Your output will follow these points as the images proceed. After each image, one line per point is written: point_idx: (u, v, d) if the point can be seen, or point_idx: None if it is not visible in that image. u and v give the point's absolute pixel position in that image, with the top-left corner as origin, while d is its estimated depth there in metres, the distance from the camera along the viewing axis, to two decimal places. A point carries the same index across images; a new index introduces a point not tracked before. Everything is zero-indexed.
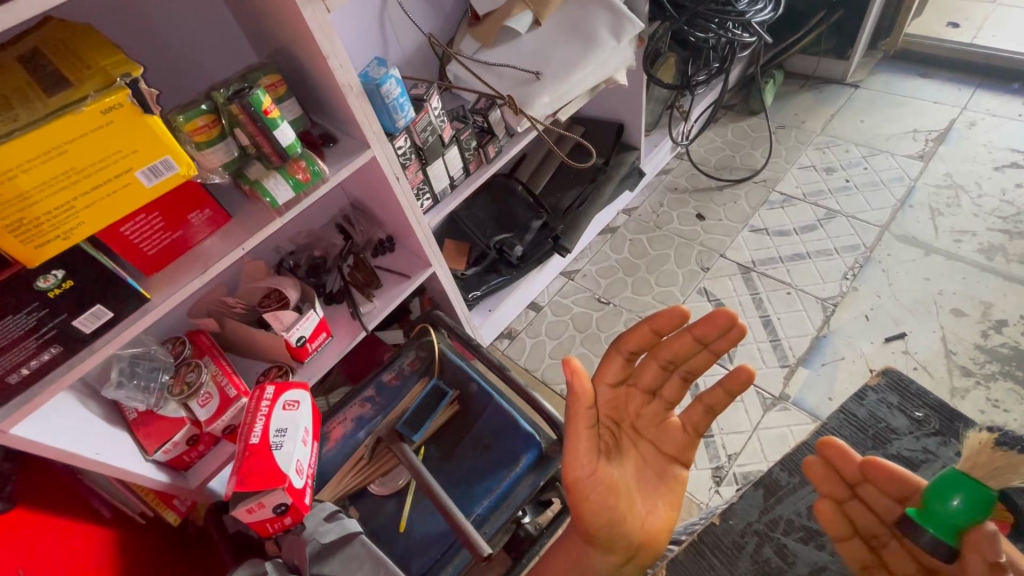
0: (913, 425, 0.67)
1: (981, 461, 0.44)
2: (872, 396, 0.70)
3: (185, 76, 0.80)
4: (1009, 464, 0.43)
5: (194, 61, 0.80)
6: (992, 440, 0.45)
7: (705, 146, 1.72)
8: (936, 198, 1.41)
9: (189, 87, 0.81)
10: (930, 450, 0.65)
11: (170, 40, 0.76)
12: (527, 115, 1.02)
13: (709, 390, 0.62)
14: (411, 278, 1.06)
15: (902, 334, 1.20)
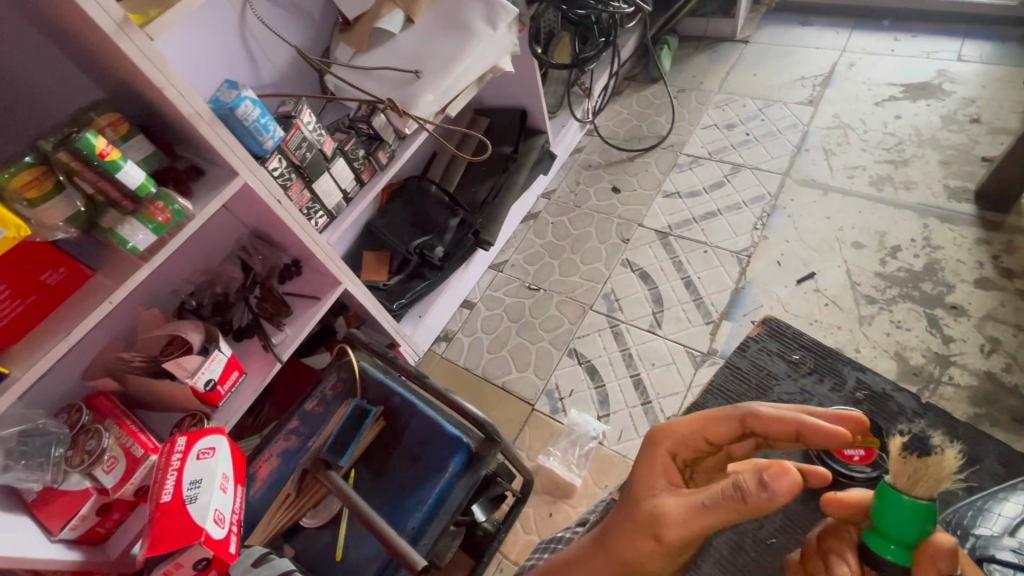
0: (792, 368, 0.67)
1: (904, 470, 0.40)
2: (755, 347, 0.71)
3: (11, 122, 0.73)
4: (921, 466, 0.39)
5: (19, 104, 0.73)
6: (902, 446, 0.41)
7: (612, 119, 1.74)
8: (828, 139, 1.48)
9: (20, 134, 0.74)
10: (806, 389, 0.66)
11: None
12: (412, 116, 1.00)
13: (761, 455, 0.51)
14: (321, 300, 1.03)
15: (812, 274, 1.26)
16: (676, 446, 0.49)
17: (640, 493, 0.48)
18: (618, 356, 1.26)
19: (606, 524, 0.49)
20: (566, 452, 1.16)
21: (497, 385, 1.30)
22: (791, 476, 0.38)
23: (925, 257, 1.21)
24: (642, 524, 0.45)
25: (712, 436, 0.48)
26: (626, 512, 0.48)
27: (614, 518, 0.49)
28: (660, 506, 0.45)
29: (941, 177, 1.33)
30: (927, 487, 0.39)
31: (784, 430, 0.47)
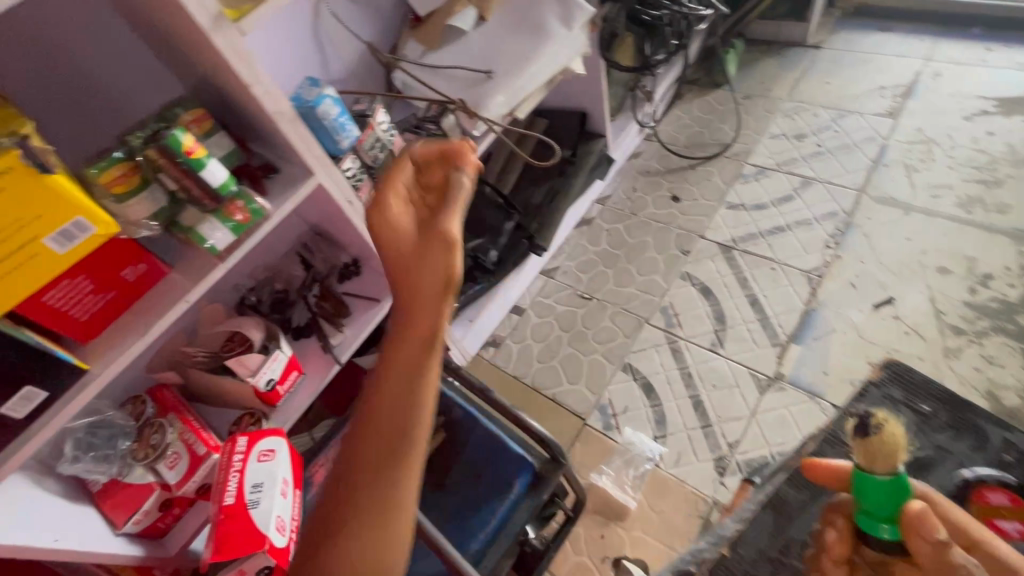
0: (921, 419, 0.75)
1: (869, 453, 0.61)
2: (876, 390, 0.79)
3: (97, 116, 0.73)
4: (875, 449, 0.61)
5: (106, 98, 0.73)
6: (862, 434, 0.62)
7: (672, 124, 1.68)
8: (910, 155, 1.39)
9: (106, 131, 0.74)
10: (941, 445, 0.73)
11: (86, 80, 0.71)
12: (483, 118, 0.96)
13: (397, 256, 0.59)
14: (381, 302, 1.01)
15: (891, 299, 1.18)
16: (388, 231, 0.59)
17: (412, 313, 0.57)
18: (677, 375, 1.21)
19: (391, 353, 0.57)
20: (619, 472, 1.12)
21: (547, 396, 1.26)
22: (474, 158, 0.59)
23: (1021, 288, 1.12)
24: (428, 300, 0.56)
25: (398, 218, 0.59)
26: (410, 287, 0.58)
27: (395, 340, 0.58)
28: (440, 232, 0.57)
29: None
30: (881, 462, 0.60)
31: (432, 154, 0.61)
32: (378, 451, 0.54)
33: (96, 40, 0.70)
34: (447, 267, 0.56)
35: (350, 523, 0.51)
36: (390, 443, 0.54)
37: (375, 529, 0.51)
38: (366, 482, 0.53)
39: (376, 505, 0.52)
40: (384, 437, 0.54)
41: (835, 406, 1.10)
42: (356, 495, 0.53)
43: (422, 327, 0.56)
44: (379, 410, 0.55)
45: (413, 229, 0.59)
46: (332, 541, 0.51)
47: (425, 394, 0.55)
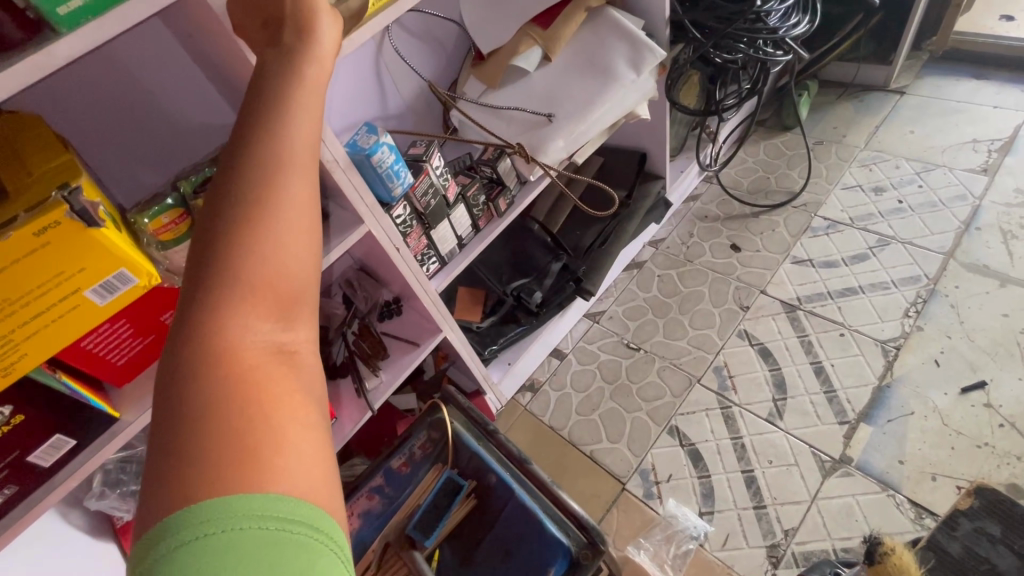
0: None
1: None
2: None
3: (175, 143, 0.76)
4: None
5: (181, 126, 0.75)
6: None
7: (735, 167, 1.59)
8: (1007, 219, 1.25)
9: (173, 161, 0.77)
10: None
11: (155, 116, 0.72)
12: (540, 163, 0.93)
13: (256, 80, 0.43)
14: (420, 346, 0.97)
15: (982, 383, 1.05)
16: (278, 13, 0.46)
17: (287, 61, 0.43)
18: (729, 445, 1.11)
19: (265, 85, 0.42)
20: (658, 548, 1.03)
21: (585, 453, 1.19)
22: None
23: None
24: (313, 77, 0.43)
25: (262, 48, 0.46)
26: (279, 60, 0.43)
27: (266, 75, 0.43)
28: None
29: None
30: None
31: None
32: (254, 159, 0.37)
33: (165, 77, 0.71)
34: (323, 34, 0.44)
35: (233, 292, 0.35)
36: (280, 159, 0.38)
37: (275, 294, 0.36)
38: (243, 255, 0.35)
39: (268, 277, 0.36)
40: (269, 150, 0.38)
41: (912, 502, 0.97)
42: (247, 230, 0.36)
43: (299, 77, 0.42)
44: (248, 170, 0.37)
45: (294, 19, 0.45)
46: (203, 365, 0.33)
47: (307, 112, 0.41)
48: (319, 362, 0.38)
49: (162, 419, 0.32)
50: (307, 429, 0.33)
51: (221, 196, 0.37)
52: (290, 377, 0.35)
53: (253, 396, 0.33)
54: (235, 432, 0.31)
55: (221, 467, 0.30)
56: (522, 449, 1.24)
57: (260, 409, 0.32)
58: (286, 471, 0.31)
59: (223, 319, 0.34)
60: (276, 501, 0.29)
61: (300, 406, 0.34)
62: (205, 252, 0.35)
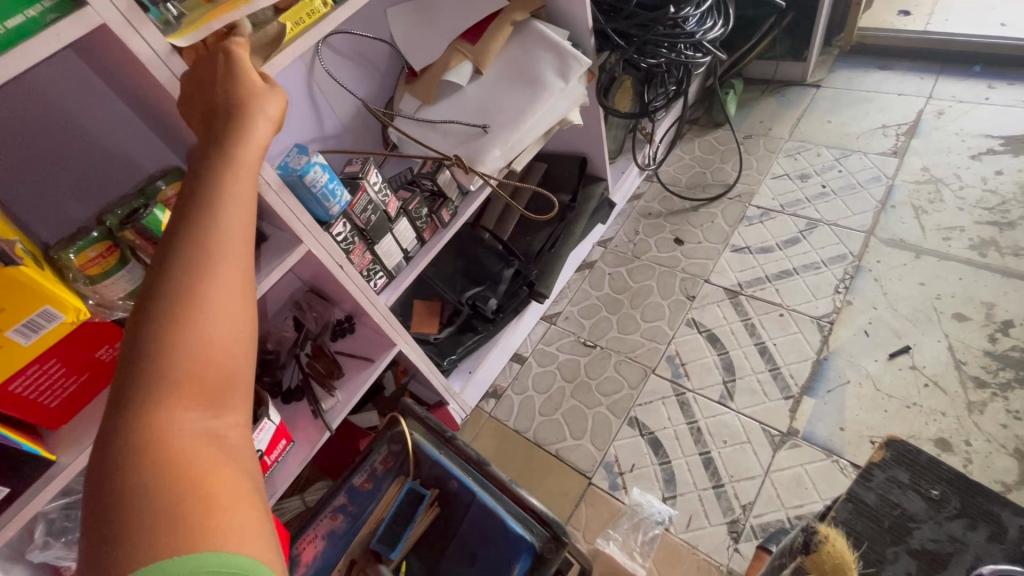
0: (932, 508, 0.61)
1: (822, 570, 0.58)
2: (880, 474, 0.65)
3: (105, 174, 0.75)
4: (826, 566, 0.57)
5: (107, 158, 0.74)
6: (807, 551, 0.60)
7: (673, 164, 1.67)
8: (918, 195, 1.36)
9: (104, 193, 0.76)
10: (955, 535, 0.60)
11: (80, 149, 0.71)
12: (478, 172, 0.95)
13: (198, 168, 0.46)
14: (374, 361, 0.97)
15: (907, 348, 1.13)
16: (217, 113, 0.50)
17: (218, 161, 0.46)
18: (685, 430, 1.16)
19: (200, 180, 0.45)
20: (627, 537, 1.05)
21: (551, 452, 1.21)
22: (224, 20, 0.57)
23: None
24: (247, 168, 0.46)
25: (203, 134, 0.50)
26: (212, 148, 0.47)
27: (201, 172, 0.46)
28: (255, 103, 0.50)
29: None
30: None
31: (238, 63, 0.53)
32: (187, 258, 0.40)
33: (89, 109, 0.70)
34: (256, 122, 0.49)
35: (166, 377, 0.37)
36: (213, 253, 0.41)
37: (202, 379, 0.38)
38: (173, 350, 0.37)
39: (196, 368, 0.38)
40: (203, 243, 0.41)
41: (854, 465, 1.04)
42: (179, 318, 0.38)
43: (233, 168, 0.46)
44: (180, 269, 0.40)
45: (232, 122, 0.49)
46: (136, 451, 0.35)
47: (238, 203, 0.44)
48: (251, 439, 0.40)
49: (94, 498, 0.34)
50: (243, 496, 0.35)
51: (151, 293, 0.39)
52: (219, 451, 0.37)
53: (181, 469, 0.34)
54: (166, 504, 0.32)
55: (153, 536, 0.31)
56: (488, 455, 1.25)
57: (191, 483, 0.34)
58: (219, 533, 0.32)
59: (152, 407, 0.36)
60: (213, 556, 0.31)
61: (234, 477, 0.36)
62: (136, 350, 0.38)
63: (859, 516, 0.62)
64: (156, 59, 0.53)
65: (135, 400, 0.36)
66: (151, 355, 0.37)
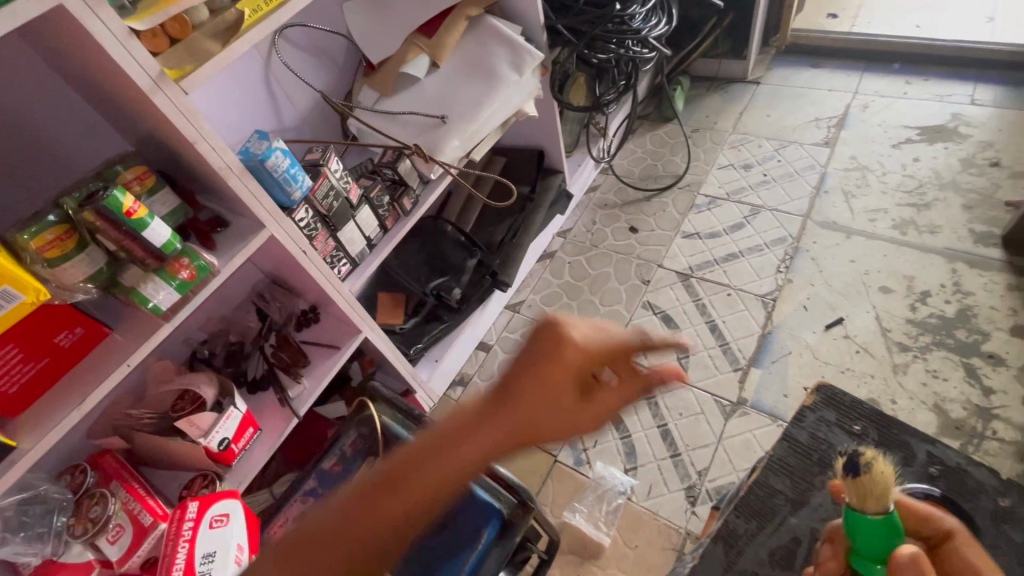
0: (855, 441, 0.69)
1: (865, 495, 0.52)
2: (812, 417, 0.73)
3: (53, 162, 0.74)
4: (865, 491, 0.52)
5: (53, 146, 0.73)
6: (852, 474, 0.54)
7: (627, 158, 1.74)
8: (847, 181, 1.47)
9: (51, 182, 0.75)
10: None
11: (27, 136, 0.71)
12: (438, 162, 0.98)
13: (515, 397, 0.46)
14: (340, 349, 0.99)
15: (840, 319, 1.23)
16: (575, 346, 0.47)
17: (534, 389, 0.46)
18: (644, 405, 1.22)
19: (507, 377, 0.47)
20: (592, 509, 1.10)
21: None
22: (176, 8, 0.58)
23: (957, 303, 1.19)
24: (532, 401, 0.45)
25: (523, 360, 0.47)
26: (498, 393, 0.47)
27: (512, 376, 0.47)
28: (564, 334, 0.47)
29: (965, 220, 1.31)
30: (875, 505, 0.52)
31: (658, 337, 0.49)
32: (440, 453, 0.46)
33: (36, 96, 0.69)
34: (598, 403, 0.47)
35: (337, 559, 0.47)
36: (438, 464, 0.46)
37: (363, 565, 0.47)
38: (443, 479, 0.46)
39: (423, 499, 0.46)
40: (461, 439, 0.46)
41: None
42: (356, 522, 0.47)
43: (516, 407, 0.46)
44: (473, 444, 0.46)
45: (542, 388, 0.46)
46: None
47: (539, 408, 0.45)
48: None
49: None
50: None
51: (458, 431, 0.46)
52: None
53: None
54: None
55: None
56: None
57: None
58: None
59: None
60: None
61: None
62: (422, 446, 0.48)
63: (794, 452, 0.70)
64: (114, 41, 0.53)
65: (388, 481, 0.47)
66: (434, 462, 0.46)
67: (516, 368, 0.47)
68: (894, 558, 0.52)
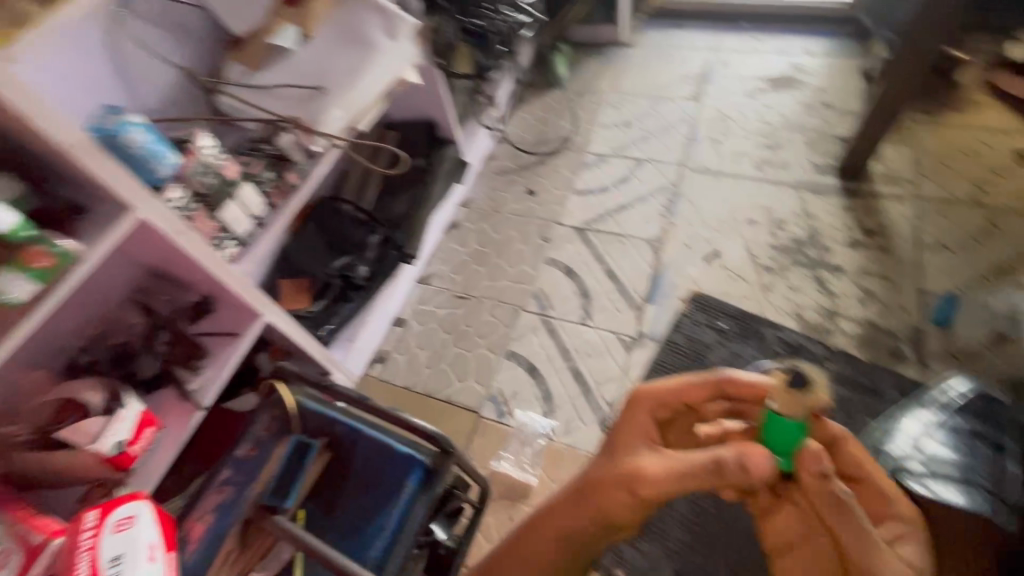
0: None
1: (790, 404, 0.52)
2: None
3: None
4: (799, 401, 0.52)
5: None
6: (786, 384, 0.52)
7: (518, 125, 1.79)
8: (713, 130, 1.63)
9: None
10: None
11: None
12: (321, 133, 0.97)
13: (650, 464, 0.57)
14: (242, 335, 0.97)
15: (716, 252, 1.38)
16: (654, 408, 0.63)
17: (628, 450, 0.61)
18: (556, 352, 1.30)
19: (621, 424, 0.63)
20: (518, 454, 1.18)
21: (440, 399, 1.28)
22: None
23: (806, 226, 1.38)
24: (637, 433, 0.62)
25: (689, 398, 0.63)
26: (620, 430, 0.63)
27: (623, 429, 0.63)
28: (737, 455, 0.54)
29: (808, 156, 1.51)
30: (794, 410, 0.52)
31: (751, 397, 0.61)
32: (600, 475, 0.60)
33: None
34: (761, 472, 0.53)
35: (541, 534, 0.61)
36: (600, 493, 0.59)
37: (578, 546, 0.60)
38: (561, 536, 0.60)
39: (551, 550, 0.60)
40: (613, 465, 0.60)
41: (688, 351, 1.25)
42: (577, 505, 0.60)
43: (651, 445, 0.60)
44: (592, 500, 0.58)
45: (642, 443, 0.61)
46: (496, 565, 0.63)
47: (640, 447, 0.61)
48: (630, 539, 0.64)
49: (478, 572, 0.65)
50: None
51: (569, 484, 0.62)
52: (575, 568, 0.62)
53: None
54: None
55: None
56: None
57: None
58: None
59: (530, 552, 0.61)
60: None
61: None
62: (539, 511, 0.62)
63: None
64: None
65: (519, 532, 0.63)
66: (556, 519, 0.60)
67: (632, 425, 0.63)
68: (800, 461, 0.56)
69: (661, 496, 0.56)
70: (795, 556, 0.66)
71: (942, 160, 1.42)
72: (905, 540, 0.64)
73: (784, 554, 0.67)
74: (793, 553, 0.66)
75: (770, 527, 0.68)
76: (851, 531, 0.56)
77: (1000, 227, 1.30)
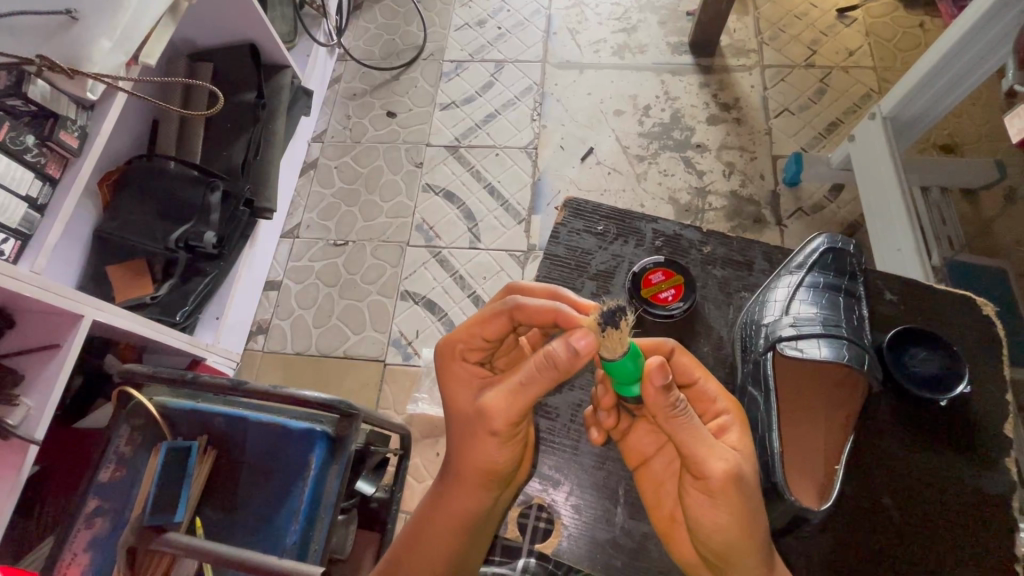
0: (599, 239, 0.87)
1: (610, 346, 0.49)
2: (565, 229, 0.88)
3: None
4: (615, 342, 0.49)
5: None
6: (598, 325, 0.50)
7: (361, 38, 1.57)
8: (569, 18, 1.54)
9: None
10: (616, 252, 0.86)
11: None
12: (87, 74, 0.74)
13: (493, 404, 0.54)
14: (63, 346, 0.78)
15: (590, 149, 1.37)
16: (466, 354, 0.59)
17: (464, 404, 0.57)
18: (451, 282, 1.25)
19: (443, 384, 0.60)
20: (433, 392, 1.15)
21: (338, 356, 1.20)
22: None
23: (669, 109, 1.40)
24: (461, 389, 0.58)
25: (488, 332, 0.58)
26: (447, 388, 0.59)
27: (446, 387, 0.59)
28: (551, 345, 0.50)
29: (663, 36, 1.49)
30: (614, 349, 0.49)
31: (546, 319, 0.56)
32: (454, 446, 0.57)
33: None
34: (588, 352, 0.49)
35: (428, 514, 0.60)
36: (456, 456, 0.57)
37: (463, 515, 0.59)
38: (456, 518, 0.59)
39: (450, 532, 0.60)
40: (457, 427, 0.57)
41: None
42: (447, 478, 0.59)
43: (475, 387, 0.58)
44: (464, 469, 0.57)
45: (473, 390, 0.57)
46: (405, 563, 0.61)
47: (467, 400, 0.57)
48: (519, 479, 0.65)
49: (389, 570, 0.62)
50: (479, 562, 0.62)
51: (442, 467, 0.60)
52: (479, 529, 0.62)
53: None
54: None
55: None
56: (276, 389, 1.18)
57: None
58: None
59: (433, 534, 0.60)
60: None
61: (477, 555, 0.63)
62: (427, 509, 0.61)
63: (552, 264, 0.85)
64: None
65: (419, 524, 0.61)
66: (439, 509, 0.59)
67: (451, 380, 0.59)
68: (645, 378, 0.50)
69: (517, 420, 0.54)
70: (655, 469, 0.60)
71: (779, 25, 1.48)
72: (731, 431, 0.57)
73: (644, 470, 0.61)
74: (653, 467, 0.61)
75: (629, 445, 0.62)
76: (676, 427, 0.52)
77: (831, 85, 1.41)
